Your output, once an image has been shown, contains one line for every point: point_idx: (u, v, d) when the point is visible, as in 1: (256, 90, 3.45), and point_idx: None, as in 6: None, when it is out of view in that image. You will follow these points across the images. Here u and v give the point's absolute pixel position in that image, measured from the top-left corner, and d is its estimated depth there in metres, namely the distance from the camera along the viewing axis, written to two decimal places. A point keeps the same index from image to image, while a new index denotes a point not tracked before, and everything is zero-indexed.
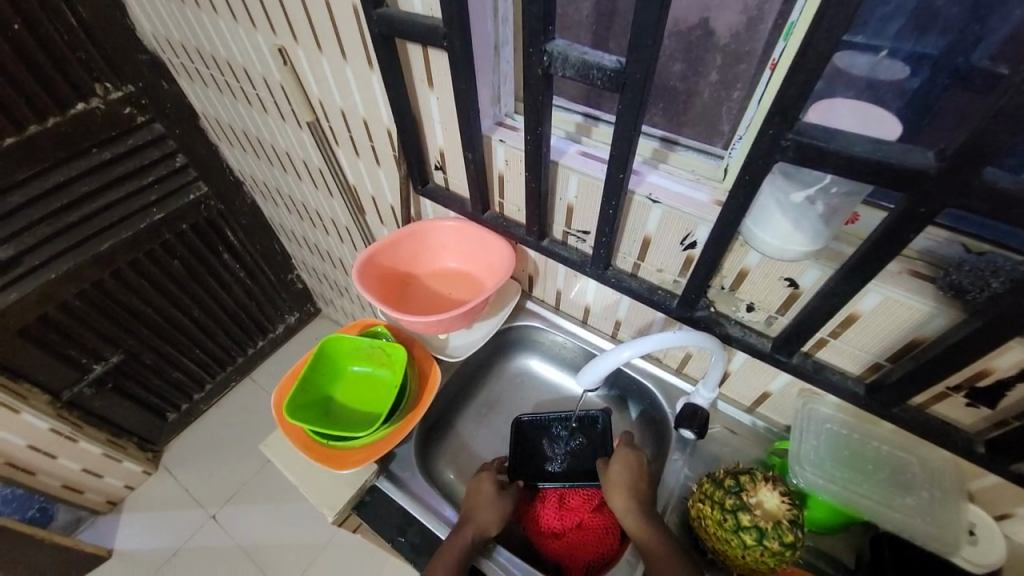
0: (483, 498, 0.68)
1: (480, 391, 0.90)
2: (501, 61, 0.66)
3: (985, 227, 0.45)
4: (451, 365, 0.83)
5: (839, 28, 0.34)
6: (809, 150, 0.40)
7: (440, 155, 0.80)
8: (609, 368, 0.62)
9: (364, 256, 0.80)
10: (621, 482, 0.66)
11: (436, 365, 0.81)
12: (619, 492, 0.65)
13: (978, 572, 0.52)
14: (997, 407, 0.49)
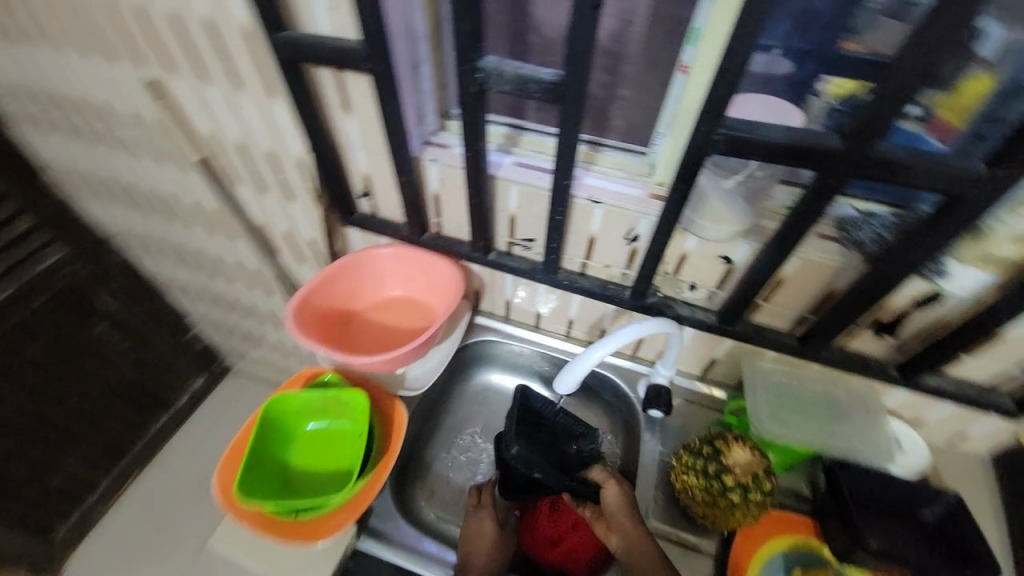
0: (484, 542, 0.66)
1: (445, 417, 0.86)
2: (422, 78, 0.65)
3: (880, 192, 0.53)
4: (413, 398, 0.79)
5: (751, 34, 0.38)
6: (738, 142, 0.45)
7: (364, 182, 0.76)
8: (583, 373, 0.63)
9: (297, 300, 0.75)
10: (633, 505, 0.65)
11: (396, 399, 0.74)
12: (629, 515, 0.64)
13: (915, 476, 0.63)
14: (899, 335, 0.59)
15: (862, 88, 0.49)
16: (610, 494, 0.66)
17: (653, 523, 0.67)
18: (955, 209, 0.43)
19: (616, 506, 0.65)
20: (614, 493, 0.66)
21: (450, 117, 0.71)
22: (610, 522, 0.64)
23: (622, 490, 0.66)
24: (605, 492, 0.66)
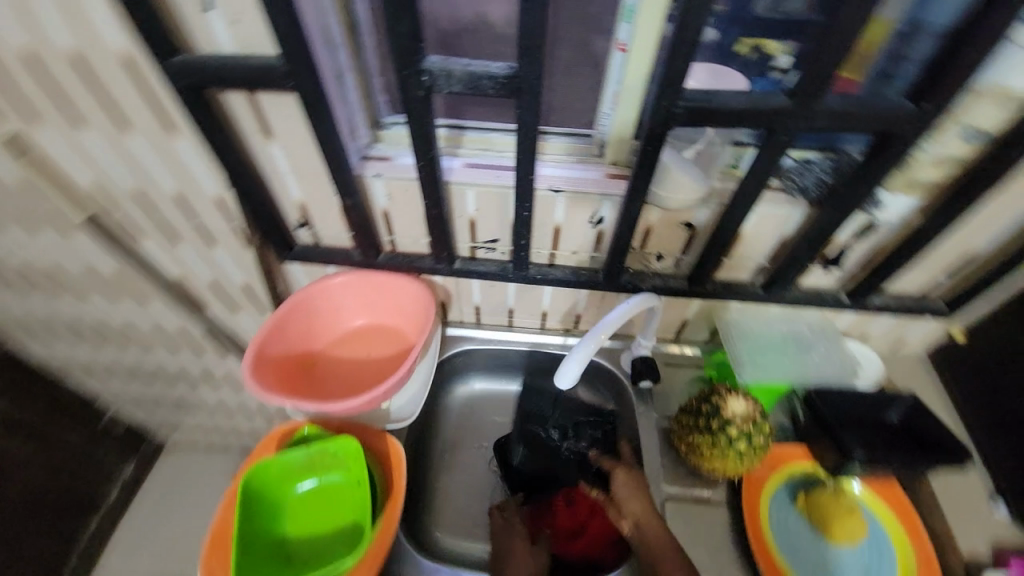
0: (519, 555, 0.65)
1: (435, 438, 0.83)
2: (348, 89, 0.59)
3: (817, 140, 0.57)
4: (402, 429, 0.74)
5: (702, 5, 0.39)
6: (698, 112, 0.46)
7: (300, 211, 0.69)
8: (583, 365, 0.62)
9: (252, 353, 0.67)
10: (643, 490, 0.64)
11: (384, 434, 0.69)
12: (641, 500, 0.63)
13: (875, 385, 0.72)
14: (844, 266, 0.65)
15: (779, 47, 0.55)
16: (621, 482, 0.64)
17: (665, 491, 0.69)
18: (888, 145, 0.48)
19: (628, 492, 0.64)
20: (623, 480, 0.65)
21: (383, 125, 0.66)
22: (623, 508, 0.63)
23: (632, 476, 0.66)
24: (615, 478, 0.65)
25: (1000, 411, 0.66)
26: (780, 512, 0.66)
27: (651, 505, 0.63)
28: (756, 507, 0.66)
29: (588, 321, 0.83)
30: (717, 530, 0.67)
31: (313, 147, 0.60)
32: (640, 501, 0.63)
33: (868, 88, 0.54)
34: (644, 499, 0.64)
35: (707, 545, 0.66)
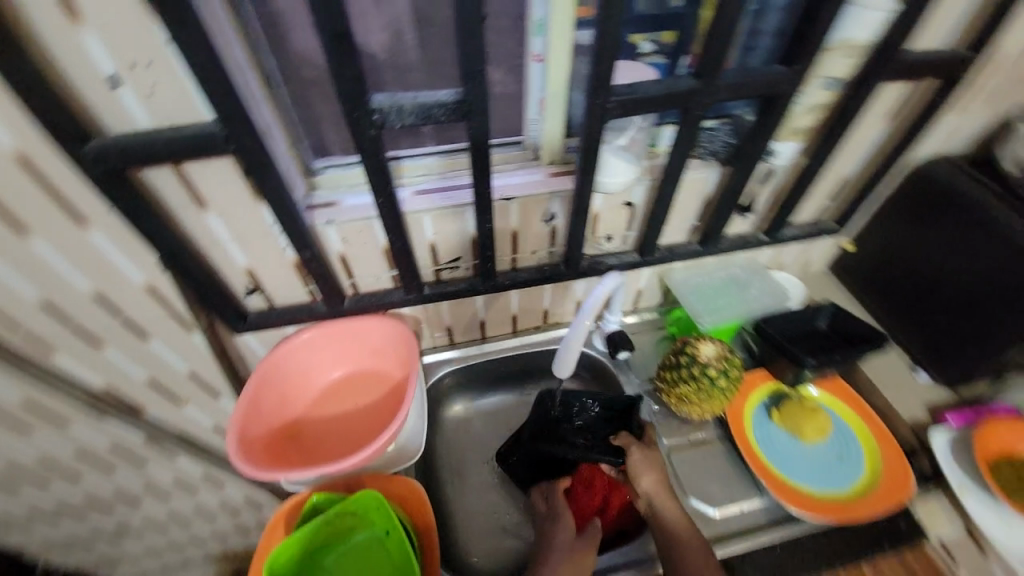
0: (559, 544, 0.64)
1: (439, 467, 0.82)
2: (277, 143, 0.57)
3: (716, 111, 0.66)
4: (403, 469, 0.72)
5: (616, 13, 0.44)
6: (628, 103, 0.52)
7: (248, 276, 0.65)
8: (576, 352, 0.66)
9: (234, 437, 0.63)
10: (657, 466, 0.68)
11: (403, 477, 0.68)
12: (654, 477, 0.66)
13: (801, 303, 0.85)
14: (756, 211, 0.77)
15: (636, 37, 0.65)
16: (634, 458, 0.68)
17: (669, 445, 0.76)
18: (776, 105, 0.57)
19: (643, 467, 0.67)
20: (636, 458, 0.68)
21: (316, 172, 0.65)
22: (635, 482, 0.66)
23: (649, 455, 0.69)
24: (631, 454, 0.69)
25: (897, 299, 0.81)
26: (762, 429, 0.76)
27: (663, 481, 0.66)
28: (742, 429, 0.75)
29: (555, 313, 0.88)
30: (718, 463, 0.75)
31: (255, 207, 0.57)
32: (653, 475, 0.66)
33: (739, 60, 0.64)
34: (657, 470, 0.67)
35: (715, 480, 0.73)
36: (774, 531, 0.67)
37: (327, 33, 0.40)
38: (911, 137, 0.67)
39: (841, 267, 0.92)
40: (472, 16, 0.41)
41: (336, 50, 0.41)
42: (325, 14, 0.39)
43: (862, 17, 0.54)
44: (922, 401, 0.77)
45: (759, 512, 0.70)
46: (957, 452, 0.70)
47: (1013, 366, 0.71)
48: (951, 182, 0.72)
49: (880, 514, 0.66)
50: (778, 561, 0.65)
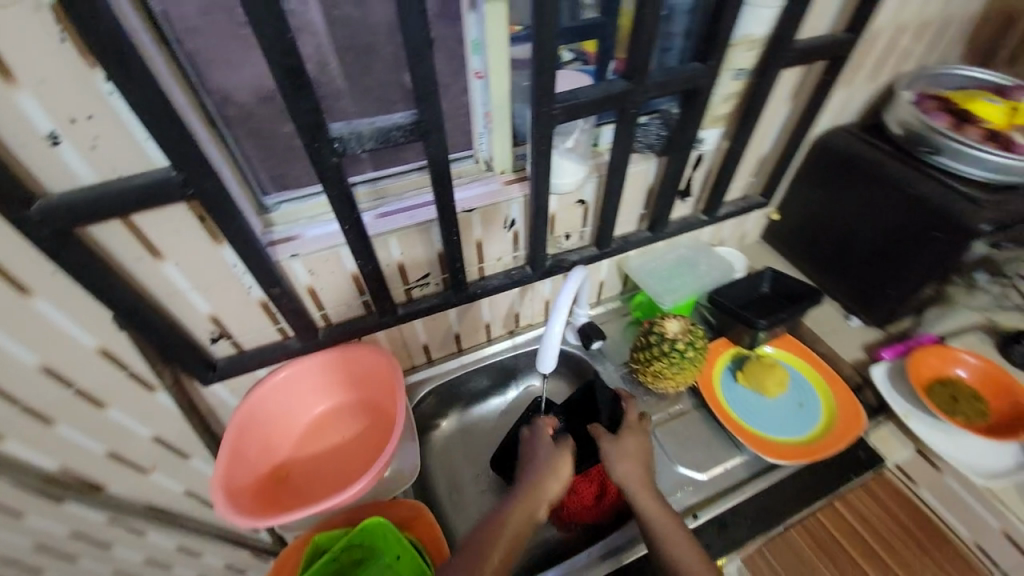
0: (537, 456, 0.68)
1: (436, 484, 0.83)
2: (230, 183, 0.57)
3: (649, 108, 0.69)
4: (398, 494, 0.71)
5: (550, 29, 0.48)
6: (571, 109, 0.56)
7: (213, 323, 0.63)
8: (557, 348, 0.68)
9: (217, 484, 0.61)
10: (632, 457, 0.67)
11: (405, 500, 0.68)
12: (629, 468, 0.66)
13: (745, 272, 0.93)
14: (693, 194, 0.84)
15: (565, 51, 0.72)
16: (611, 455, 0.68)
17: (654, 422, 0.80)
18: (698, 97, 0.63)
19: (621, 461, 0.67)
20: (609, 450, 0.69)
21: (270, 209, 0.63)
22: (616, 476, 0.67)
23: (625, 445, 0.69)
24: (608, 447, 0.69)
25: (823, 256, 0.92)
26: (730, 390, 0.83)
27: (637, 471, 0.65)
28: (713, 392, 0.82)
29: (526, 315, 0.91)
30: (698, 429, 0.80)
31: (215, 251, 0.56)
32: (631, 469, 0.66)
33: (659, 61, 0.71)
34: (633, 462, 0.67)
35: (699, 446, 0.78)
36: (758, 481, 0.73)
37: (279, 70, 0.41)
38: (811, 114, 0.77)
39: (773, 235, 1.02)
40: (420, 44, 0.44)
41: (291, 85, 0.42)
42: (277, 54, 0.40)
43: (758, 14, 0.61)
44: (858, 343, 0.87)
45: (741, 467, 0.75)
46: (896, 381, 0.79)
47: (925, 301, 0.81)
48: (850, 148, 0.83)
49: (844, 445, 0.73)
50: (766, 507, 0.71)
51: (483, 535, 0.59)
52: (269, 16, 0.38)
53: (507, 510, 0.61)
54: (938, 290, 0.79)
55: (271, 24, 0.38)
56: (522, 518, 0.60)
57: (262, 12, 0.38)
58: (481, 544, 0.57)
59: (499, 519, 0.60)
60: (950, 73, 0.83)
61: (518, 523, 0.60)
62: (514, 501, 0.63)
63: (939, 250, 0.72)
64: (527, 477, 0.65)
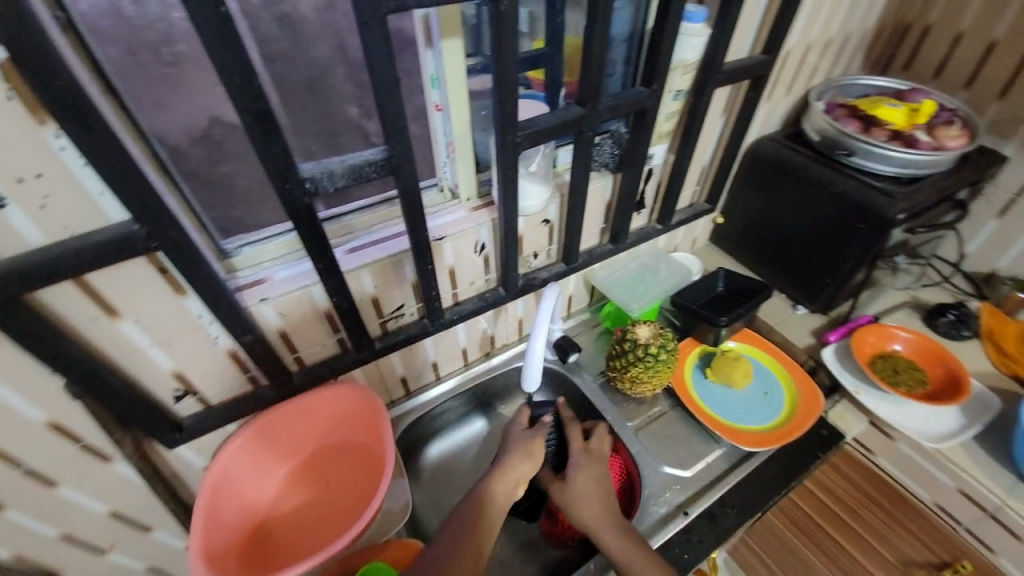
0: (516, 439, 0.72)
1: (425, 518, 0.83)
2: (190, 229, 0.55)
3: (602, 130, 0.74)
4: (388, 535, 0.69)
5: (510, 65, 0.51)
6: (533, 135, 0.59)
7: (176, 379, 0.59)
8: (540, 365, 0.69)
9: (196, 542, 0.58)
10: (585, 495, 0.66)
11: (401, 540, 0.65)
12: (586, 508, 0.65)
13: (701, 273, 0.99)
14: (647, 205, 0.89)
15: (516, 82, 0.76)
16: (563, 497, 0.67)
17: (636, 426, 0.83)
18: (646, 118, 0.68)
19: (574, 503, 0.66)
20: (561, 495, 0.67)
21: (230, 254, 0.61)
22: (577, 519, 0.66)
23: (575, 485, 0.67)
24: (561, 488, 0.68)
25: (766, 253, 1.00)
26: (701, 387, 0.87)
27: (596, 509, 0.64)
28: (686, 390, 0.86)
29: (500, 336, 0.92)
30: (677, 428, 0.83)
31: (178, 303, 0.53)
32: (586, 507, 0.65)
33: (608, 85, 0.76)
34: (587, 501, 0.65)
35: (682, 446, 0.81)
36: (738, 471, 0.77)
37: (248, 116, 0.41)
38: (741, 125, 0.85)
39: (719, 237, 1.10)
40: (388, 83, 0.45)
41: (260, 130, 0.42)
42: (244, 100, 0.40)
43: (691, 41, 0.67)
44: (808, 329, 0.95)
45: (720, 460, 0.79)
46: (845, 359, 0.87)
47: (858, 286, 0.90)
48: (778, 155, 0.91)
49: (808, 426, 0.79)
50: (750, 495, 0.74)
51: (470, 512, 0.61)
52: (237, 64, 0.38)
53: (492, 486, 0.65)
54: (867, 275, 0.88)
55: (238, 72, 0.38)
56: (497, 499, 0.64)
57: (229, 60, 0.38)
58: (470, 518, 0.60)
59: (484, 494, 0.63)
60: (854, 83, 0.95)
61: (501, 500, 0.64)
62: (495, 477, 0.66)
63: (865, 240, 0.80)
64: (508, 452, 0.68)
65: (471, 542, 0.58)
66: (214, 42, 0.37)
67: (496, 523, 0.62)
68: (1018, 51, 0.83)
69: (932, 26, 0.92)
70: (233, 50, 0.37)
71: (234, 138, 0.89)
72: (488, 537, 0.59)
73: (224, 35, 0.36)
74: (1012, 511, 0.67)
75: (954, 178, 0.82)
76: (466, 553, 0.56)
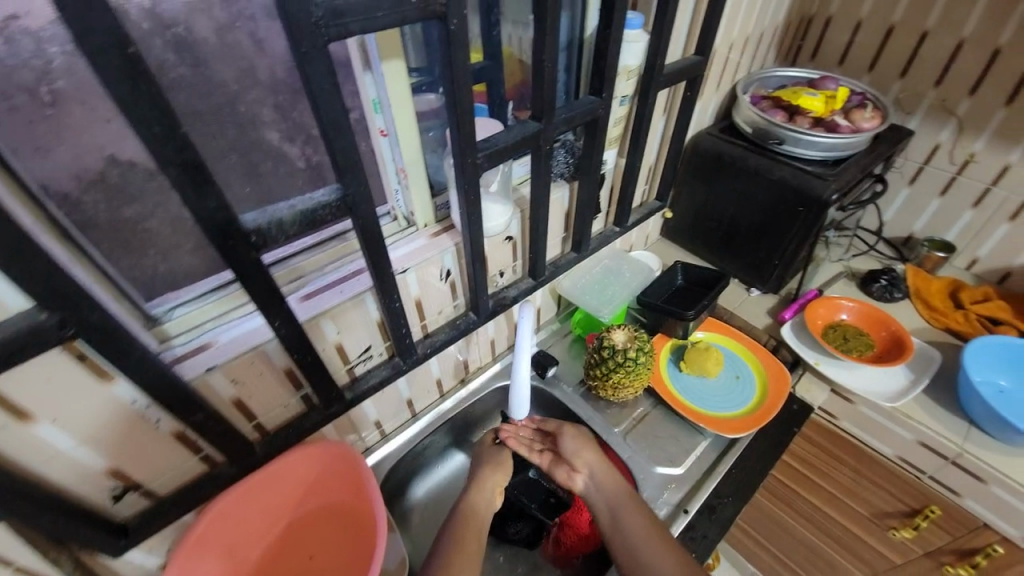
0: (483, 454, 0.75)
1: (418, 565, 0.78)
2: (111, 302, 0.47)
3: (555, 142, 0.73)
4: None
5: (463, 87, 0.48)
6: (493, 154, 0.56)
7: (114, 475, 0.51)
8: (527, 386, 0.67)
9: None
10: (591, 442, 0.72)
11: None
12: (593, 452, 0.71)
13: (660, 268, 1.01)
14: (603, 209, 0.90)
15: None
16: (570, 439, 0.72)
17: (621, 429, 0.83)
18: (599, 126, 0.67)
19: (579, 446, 0.71)
20: (573, 443, 0.72)
21: (160, 319, 0.54)
22: (575, 462, 0.71)
23: (579, 435, 0.73)
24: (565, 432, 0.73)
25: (714, 241, 1.04)
26: (678, 380, 0.89)
27: (600, 455, 0.71)
28: (664, 386, 0.87)
29: (474, 360, 0.88)
30: (662, 426, 0.84)
31: (107, 392, 0.46)
32: (586, 451, 0.71)
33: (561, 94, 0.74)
34: (589, 446, 0.72)
35: (669, 442, 0.81)
36: (726, 460, 0.78)
37: (174, 169, 0.35)
38: (682, 123, 0.88)
39: (669, 231, 1.13)
40: (337, 117, 0.41)
41: (192, 183, 0.36)
42: (167, 151, 0.34)
43: (632, 46, 0.68)
44: (764, 310, 1.00)
45: (708, 451, 0.80)
46: (800, 333, 0.92)
47: (801, 264, 0.96)
48: (717, 148, 0.95)
49: (780, 405, 0.82)
50: (742, 481, 0.76)
51: (458, 525, 0.65)
52: (154, 112, 0.33)
53: (472, 499, 0.69)
54: (810, 253, 0.93)
55: (157, 122, 0.33)
56: (482, 512, 0.68)
57: (145, 109, 0.32)
58: (457, 530, 0.64)
59: (469, 509, 0.67)
60: (772, 75, 1.01)
61: (482, 512, 0.68)
62: (472, 495, 0.69)
63: (805, 221, 0.85)
64: (479, 467, 0.73)
65: (467, 541, 0.63)
66: (125, 90, 0.31)
67: (483, 534, 0.65)
68: (908, 36, 0.93)
69: (831, 17, 1.02)
70: (149, 98, 0.32)
71: (167, 188, 0.56)
72: (478, 543, 0.63)
73: (136, 81, 0.31)
74: (970, 455, 0.73)
75: (873, 155, 0.89)
76: (460, 558, 0.60)
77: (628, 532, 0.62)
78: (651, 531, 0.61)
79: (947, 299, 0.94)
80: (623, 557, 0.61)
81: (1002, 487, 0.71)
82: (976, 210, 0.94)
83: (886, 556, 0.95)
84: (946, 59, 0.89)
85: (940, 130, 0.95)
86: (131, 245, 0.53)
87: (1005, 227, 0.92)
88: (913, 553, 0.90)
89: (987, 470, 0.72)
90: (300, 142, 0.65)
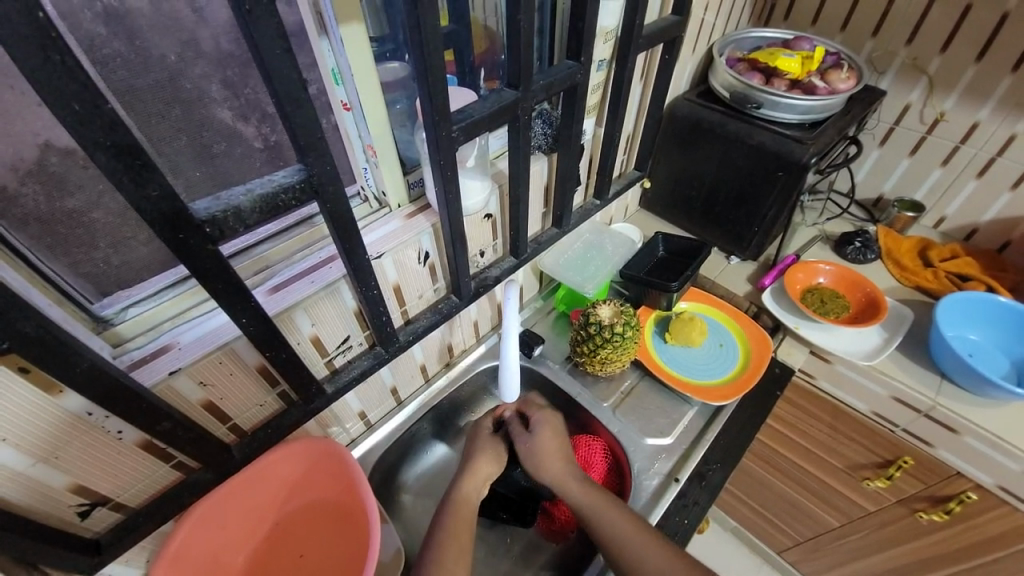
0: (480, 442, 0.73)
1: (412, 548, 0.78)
2: (48, 306, 0.42)
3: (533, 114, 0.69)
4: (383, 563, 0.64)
5: (434, 54, 0.44)
6: (469, 126, 0.52)
7: (77, 492, 0.48)
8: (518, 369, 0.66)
9: None
10: (550, 454, 0.70)
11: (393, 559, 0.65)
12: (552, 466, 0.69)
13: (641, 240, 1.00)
14: (584, 180, 0.87)
15: None
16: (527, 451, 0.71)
17: (610, 403, 0.83)
18: (578, 91, 0.64)
19: (539, 461, 0.69)
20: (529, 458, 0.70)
21: (112, 321, 0.48)
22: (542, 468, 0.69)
23: (537, 446, 0.71)
24: (541, 430, 0.73)
25: (691, 210, 1.04)
26: (664, 351, 0.89)
27: (563, 467, 0.68)
28: (651, 358, 0.87)
29: (458, 343, 0.86)
30: (650, 398, 0.84)
31: (54, 406, 0.42)
32: (558, 465, 0.69)
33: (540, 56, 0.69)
34: None
35: (657, 413, 0.82)
36: (714, 427, 0.79)
37: (104, 155, 0.30)
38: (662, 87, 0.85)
39: (647, 202, 1.13)
40: (295, 89, 0.37)
41: (129, 170, 0.32)
42: (93, 134, 0.30)
43: (609, 5, 0.64)
44: (744, 277, 1.00)
45: (695, 419, 0.81)
46: (780, 298, 0.93)
47: (778, 231, 0.97)
48: (695, 114, 0.93)
49: (765, 365, 0.85)
50: (730, 447, 0.78)
51: (448, 518, 0.63)
52: (75, 89, 0.28)
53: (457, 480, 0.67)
54: (788, 218, 0.93)
55: (77, 99, 0.28)
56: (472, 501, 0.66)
57: (63, 84, 0.28)
58: (446, 518, 0.62)
59: (459, 498, 0.65)
60: (747, 36, 0.99)
61: (475, 501, 0.66)
62: (463, 478, 0.68)
63: (785, 185, 0.84)
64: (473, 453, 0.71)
65: (457, 522, 0.62)
66: (38, 64, 0.26)
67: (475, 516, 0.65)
68: None
69: None
70: (68, 71, 0.27)
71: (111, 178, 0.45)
72: (464, 524, 0.62)
73: (48, 51, 0.26)
74: (943, 408, 0.76)
75: (850, 118, 0.89)
76: (451, 549, 0.58)
77: (612, 530, 0.61)
78: (630, 521, 0.61)
79: (917, 258, 0.97)
80: (613, 556, 0.59)
81: (974, 437, 0.75)
82: (945, 168, 0.96)
83: (861, 505, 1.00)
84: (921, 13, 0.88)
85: (911, 90, 0.95)
86: (71, 242, 0.44)
87: (973, 183, 0.94)
88: (886, 500, 0.95)
89: (960, 421, 0.75)
90: (256, 120, 0.53)
